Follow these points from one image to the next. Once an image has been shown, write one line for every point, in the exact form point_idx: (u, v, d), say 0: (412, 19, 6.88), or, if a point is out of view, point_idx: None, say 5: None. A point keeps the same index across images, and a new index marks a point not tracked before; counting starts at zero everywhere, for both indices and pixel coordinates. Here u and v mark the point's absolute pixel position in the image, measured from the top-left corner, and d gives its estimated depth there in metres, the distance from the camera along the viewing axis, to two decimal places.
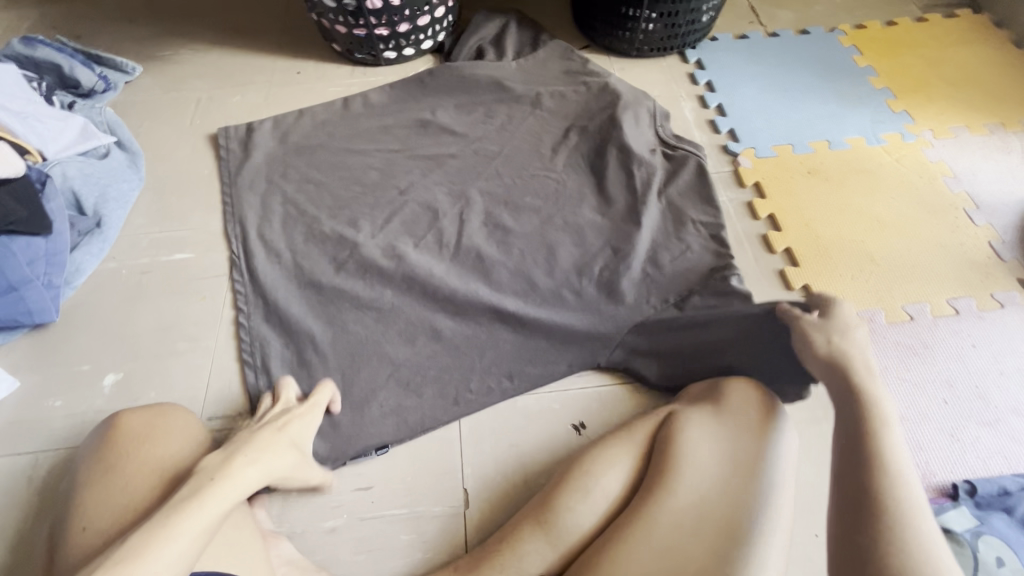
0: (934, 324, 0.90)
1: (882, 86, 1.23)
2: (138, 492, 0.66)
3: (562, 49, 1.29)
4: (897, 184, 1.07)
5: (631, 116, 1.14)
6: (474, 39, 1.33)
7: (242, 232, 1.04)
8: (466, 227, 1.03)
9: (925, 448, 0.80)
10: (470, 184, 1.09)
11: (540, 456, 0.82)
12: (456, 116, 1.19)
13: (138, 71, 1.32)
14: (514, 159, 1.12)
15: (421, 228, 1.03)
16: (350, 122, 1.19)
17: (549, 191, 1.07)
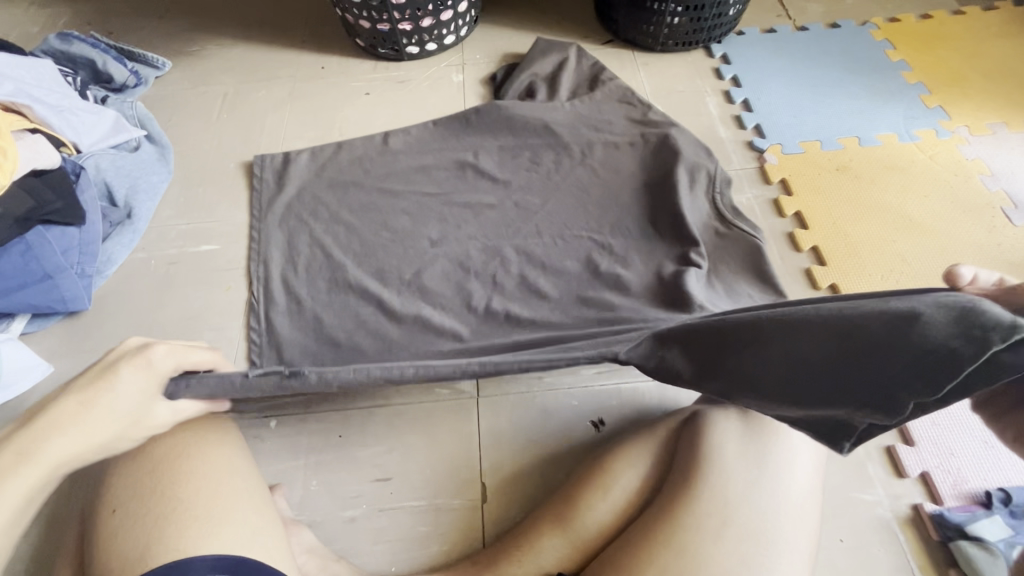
0: None
1: (916, 81, 1.19)
2: (165, 475, 0.67)
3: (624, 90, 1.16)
4: (930, 182, 1.04)
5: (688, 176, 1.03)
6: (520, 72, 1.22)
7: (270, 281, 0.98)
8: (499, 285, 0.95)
9: (956, 454, 0.77)
10: (506, 239, 1.00)
11: (559, 452, 0.82)
12: (499, 160, 1.10)
13: (167, 66, 1.35)
14: (551, 216, 1.02)
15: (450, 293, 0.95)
16: (387, 160, 1.11)
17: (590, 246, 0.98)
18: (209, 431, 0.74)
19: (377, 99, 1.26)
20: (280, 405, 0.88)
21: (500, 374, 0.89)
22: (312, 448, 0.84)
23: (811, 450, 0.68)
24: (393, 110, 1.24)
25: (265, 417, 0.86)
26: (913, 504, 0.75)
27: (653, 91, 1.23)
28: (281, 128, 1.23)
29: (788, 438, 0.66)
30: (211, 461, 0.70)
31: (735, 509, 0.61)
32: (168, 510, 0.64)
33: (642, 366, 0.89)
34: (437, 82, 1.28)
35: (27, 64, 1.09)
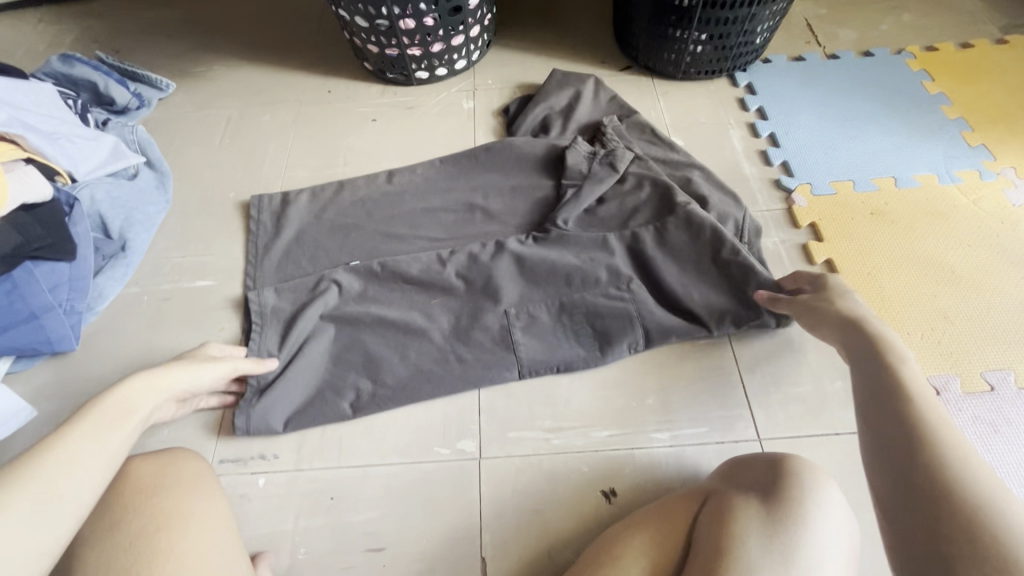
0: (1019, 397, 0.80)
1: (956, 116, 1.12)
2: (141, 548, 0.63)
3: (644, 125, 1.10)
4: (974, 229, 0.96)
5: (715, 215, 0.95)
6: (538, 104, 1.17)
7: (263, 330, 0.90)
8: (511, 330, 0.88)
9: None
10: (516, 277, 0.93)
11: (565, 525, 0.76)
12: (511, 202, 1.04)
13: (171, 87, 1.31)
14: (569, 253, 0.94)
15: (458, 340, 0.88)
16: (392, 201, 1.06)
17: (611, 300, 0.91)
18: (196, 497, 0.70)
19: (384, 126, 1.21)
20: (270, 462, 0.82)
21: (505, 434, 0.83)
22: (302, 512, 0.78)
23: (846, 546, 0.60)
24: (400, 138, 1.19)
25: (254, 474, 0.81)
26: None
27: (673, 123, 1.17)
28: (283, 155, 1.18)
29: (817, 530, 0.59)
30: (190, 534, 0.65)
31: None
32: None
33: (658, 430, 0.82)
34: (447, 109, 1.23)
35: (26, 88, 1.06)
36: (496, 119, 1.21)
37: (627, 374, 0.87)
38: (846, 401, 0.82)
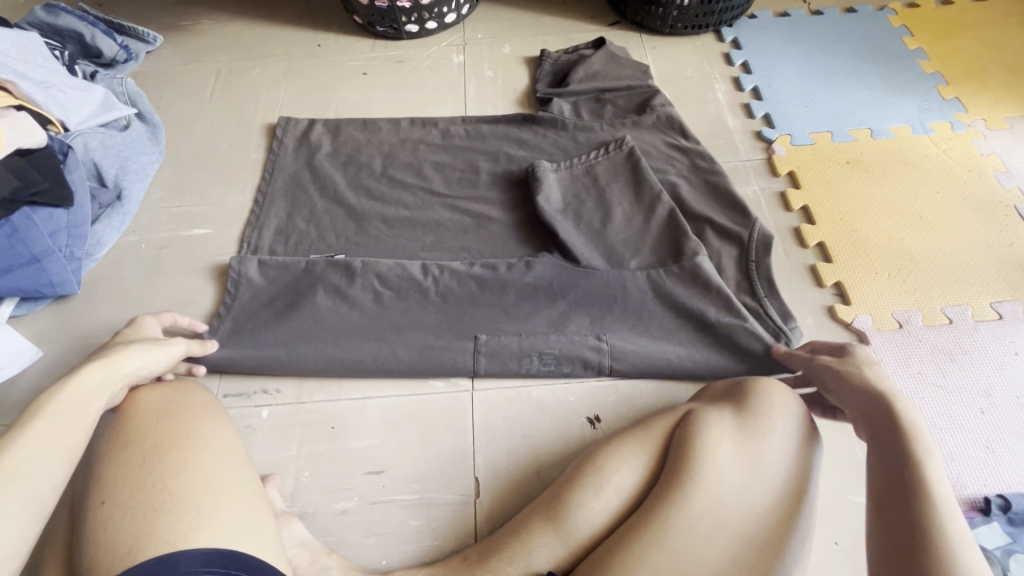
0: (975, 330, 0.85)
1: (932, 71, 1.15)
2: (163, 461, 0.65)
3: (678, 149, 1.04)
4: (943, 178, 1.01)
5: (731, 200, 0.96)
6: (571, 53, 1.22)
7: (232, 300, 0.91)
8: (471, 236, 0.97)
9: (955, 459, 0.76)
10: (485, 336, 0.86)
11: (551, 448, 0.81)
12: (529, 154, 1.06)
13: (158, 41, 1.31)
14: (548, 290, 0.88)
15: (458, 244, 0.96)
16: (409, 149, 1.07)
17: (466, 236, 0.97)
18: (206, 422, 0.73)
19: (375, 79, 1.23)
20: (272, 396, 0.87)
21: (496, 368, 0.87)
22: (305, 439, 0.83)
23: (805, 447, 0.67)
24: (390, 93, 1.20)
25: (258, 407, 0.86)
26: None
27: (660, 77, 1.19)
28: (276, 107, 1.20)
29: (781, 437, 0.66)
30: (202, 452, 0.67)
31: (720, 505, 0.61)
32: (170, 497, 0.62)
33: None
34: (438, 63, 1.24)
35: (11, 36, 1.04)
36: (486, 72, 1.22)
37: (623, 331, 0.86)
38: (815, 334, 0.87)
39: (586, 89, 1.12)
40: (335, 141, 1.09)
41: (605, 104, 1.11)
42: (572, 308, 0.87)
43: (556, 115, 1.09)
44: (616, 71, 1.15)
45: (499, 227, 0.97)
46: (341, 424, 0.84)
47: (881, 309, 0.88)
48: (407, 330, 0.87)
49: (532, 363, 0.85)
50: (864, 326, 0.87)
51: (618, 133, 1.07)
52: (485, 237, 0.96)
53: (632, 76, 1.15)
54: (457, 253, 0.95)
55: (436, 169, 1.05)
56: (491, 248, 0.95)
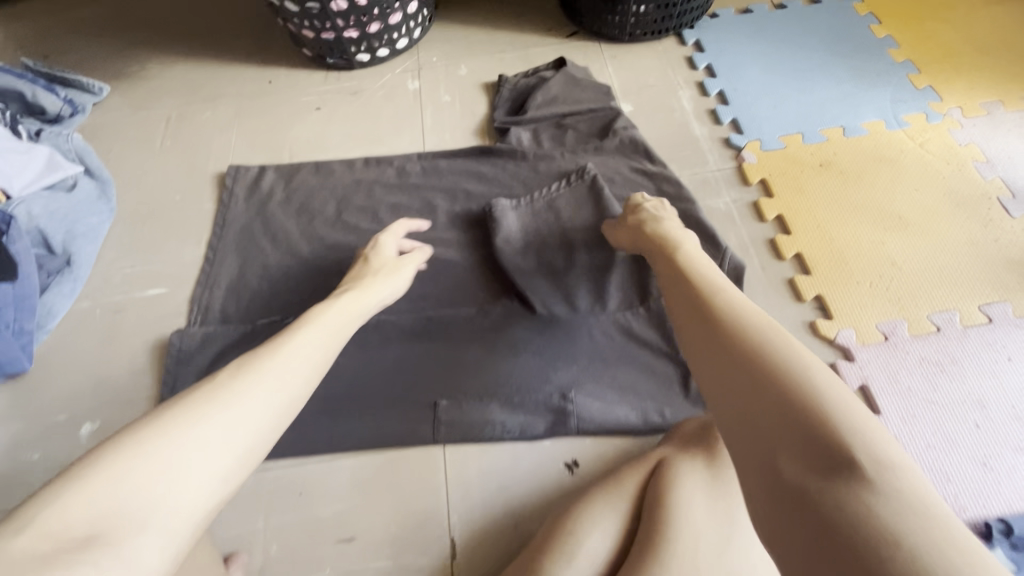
0: (964, 336, 0.81)
1: (904, 59, 1.11)
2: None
3: (643, 174, 1.00)
4: (921, 174, 0.96)
5: (699, 226, 0.92)
6: (529, 76, 1.17)
7: (175, 377, 0.89)
8: (429, 284, 0.93)
9: (953, 480, 0.72)
10: (445, 401, 0.83)
11: (528, 500, 0.77)
12: (489, 189, 1.03)
13: (105, 90, 1.27)
14: (509, 339, 0.87)
15: (415, 291, 0.93)
16: (364, 192, 1.05)
17: (426, 283, 0.94)
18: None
19: (329, 113, 1.18)
20: None
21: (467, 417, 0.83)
22: (272, 509, 0.79)
23: None
24: (345, 127, 1.16)
25: None
26: None
27: (622, 87, 1.15)
28: (229, 151, 1.16)
29: None
30: None
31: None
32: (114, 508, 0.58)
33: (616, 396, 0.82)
34: (392, 91, 1.20)
35: None
36: (443, 97, 1.18)
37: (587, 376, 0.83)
38: None
39: (545, 115, 1.08)
40: (287, 188, 1.07)
41: (566, 130, 1.07)
42: (533, 362, 0.85)
43: (514, 146, 1.06)
44: (575, 93, 1.11)
45: (460, 272, 0.94)
46: (310, 488, 0.81)
47: (865, 323, 0.84)
48: (366, 391, 0.86)
49: (494, 428, 0.81)
50: (848, 342, 0.82)
51: (579, 160, 1.03)
52: (445, 283, 0.93)
53: (593, 98, 1.10)
54: (416, 301, 0.92)
55: (390, 215, 1.02)
56: (452, 296, 0.92)
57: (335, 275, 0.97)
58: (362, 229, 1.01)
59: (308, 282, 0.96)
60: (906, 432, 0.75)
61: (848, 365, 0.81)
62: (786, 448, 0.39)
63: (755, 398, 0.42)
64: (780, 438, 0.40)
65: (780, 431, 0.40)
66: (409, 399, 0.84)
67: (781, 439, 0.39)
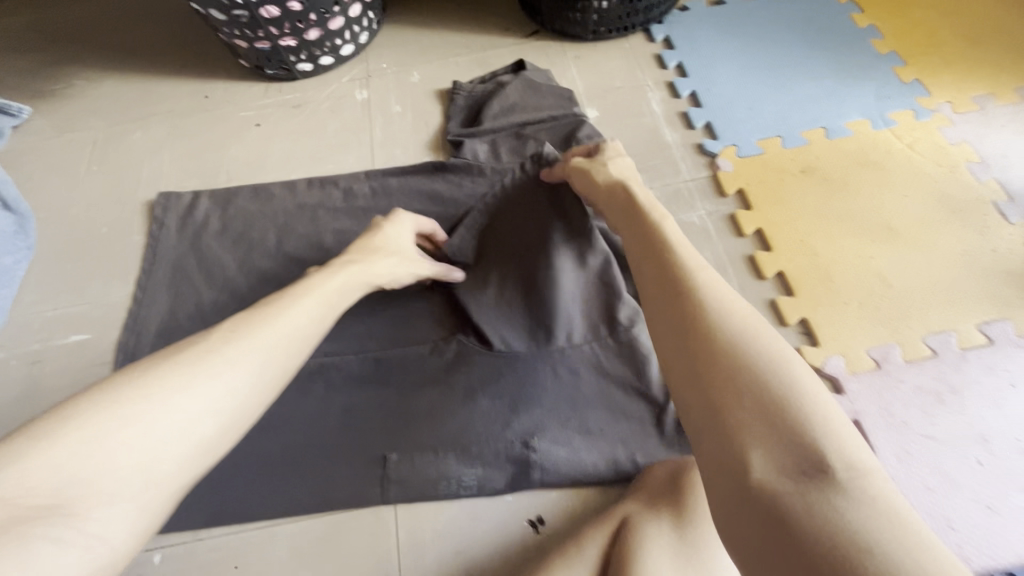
0: (963, 360, 0.74)
1: (888, 51, 1.03)
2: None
3: None
4: (911, 178, 0.89)
5: None
6: (486, 81, 1.08)
7: None
8: (377, 320, 0.85)
9: (954, 527, 0.65)
10: (396, 454, 0.75)
11: (489, 565, 0.69)
12: (443, 209, 0.94)
13: (26, 112, 1.16)
14: (465, 381, 0.78)
15: (362, 328, 0.85)
16: (307, 217, 0.96)
17: (374, 320, 0.85)
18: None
19: (270, 130, 1.09)
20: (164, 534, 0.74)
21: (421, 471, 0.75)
22: None
23: None
24: (287, 144, 1.06)
25: (149, 552, 0.73)
26: None
27: (586, 91, 1.06)
28: (161, 175, 1.06)
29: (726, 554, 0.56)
30: None
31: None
32: None
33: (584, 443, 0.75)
34: (339, 102, 1.11)
35: None
36: (393, 107, 1.09)
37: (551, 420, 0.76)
38: None
39: (503, 125, 0.99)
40: (223, 215, 0.98)
41: (526, 141, 0.98)
42: (491, 405, 0.77)
43: (469, 160, 0.97)
44: (535, 100, 1.02)
45: (411, 305, 0.86)
46: (246, 559, 0.72)
47: (855, 349, 0.76)
48: (309, 444, 0.77)
49: (449, 484, 0.73)
50: (837, 371, 0.75)
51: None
52: (395, 319, 0.85)
53: (555, 105, 1.01)
54: (362, 340, 0.84)
55: (336, 243, 0.93)
56: (402, 332, 0.84)
57: None
58: (305, 259, 0.92)
59: None
60: (903, 473, 0.68)
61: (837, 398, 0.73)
62: (759, 445, 0.38)
63: (730, 387, 0.41)
64: (755, 434, 0.39)
65: (758, 427, 0.39)
66: (355, 451, 0.76)
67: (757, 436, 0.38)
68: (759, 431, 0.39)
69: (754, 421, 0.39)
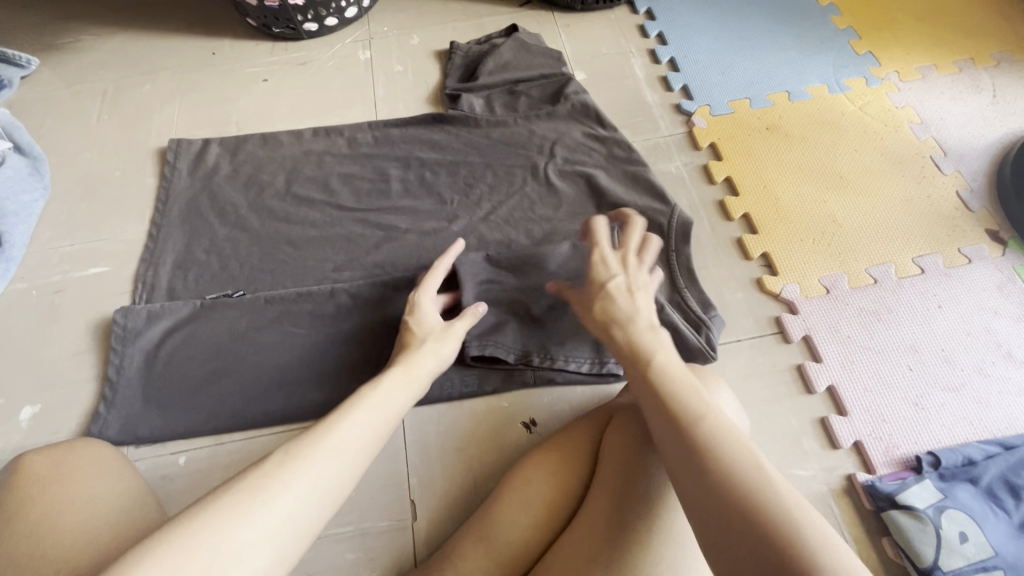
0: (899, 286, 0.86)
1: (845, 27, 1.14)
2: None
3: (593, 137, 1.01)
4: (861, 136, 1.00)
5: (650, 185, 0.94)
6: (482, 44, 1.16)
7: (120, 357, 0.85)
8: (383, 253, 0.93)
9: (888, 420, 0.76)
10: None
11: (488, 458, 0.78)
12: (443, 155, 1.02)
13: (34, 63, 1.19)
14: None
15: (370, 261, 0.93)
16: (315, 162, 1.03)
17: (382, 252, 0.93)
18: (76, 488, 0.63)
19: (277, 85, 1.15)
20: (187, 440, 0.81)
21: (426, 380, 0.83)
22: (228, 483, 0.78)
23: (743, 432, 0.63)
24: (294, 98, 1.13)
25: (174, 455, 0.80)
26: (847, 475, 0.74)
27: (575, 56, 1.15)
28: (171, 125, 1.11)
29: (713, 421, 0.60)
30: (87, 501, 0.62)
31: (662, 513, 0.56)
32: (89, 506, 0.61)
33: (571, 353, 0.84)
34: (343, 61, 1.17)
35: None
36: (395, 67, 1.16)
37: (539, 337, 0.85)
38: (745, 309, 0.86)
39: (497, 82, 1.08)
40: (234, 161, 1.04)
41: (519, 96, 1.07)
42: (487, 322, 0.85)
43: (466, 112, 1.05)
44: (527, 60, 1.11)
45: (415, 241, 0.94)
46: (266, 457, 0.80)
47: (808, 278, 0.87)
48: (322, 359, 0.85)
49: (450, 391, 0.82)
50: (792, 296, 0.86)
51: (532, 126, 1.03)
52: (400, 253, 0.93)
53: (544, 65, 1.10)
54: (371, 271, 0.92)
55: (343, 185, 1.00)
56: (407, 264, 0.92)
57: (286, 247, 0.95)
58: (312, 198, 0.99)
59: (256, 253, 0.94)
60: (845, 378, 0.79)
61: (791, 318, 0.84)
62: (721, 531, 0.38)
63: (687, 463, 0.42)
64: (713, 519, 0.39)
65: (716, 513, 0.39)
66: (365, 366, 0.84)
67: (715, 519, 0.39)
68: (718, 509, 0.39)
69: (716, 500, 0.39)
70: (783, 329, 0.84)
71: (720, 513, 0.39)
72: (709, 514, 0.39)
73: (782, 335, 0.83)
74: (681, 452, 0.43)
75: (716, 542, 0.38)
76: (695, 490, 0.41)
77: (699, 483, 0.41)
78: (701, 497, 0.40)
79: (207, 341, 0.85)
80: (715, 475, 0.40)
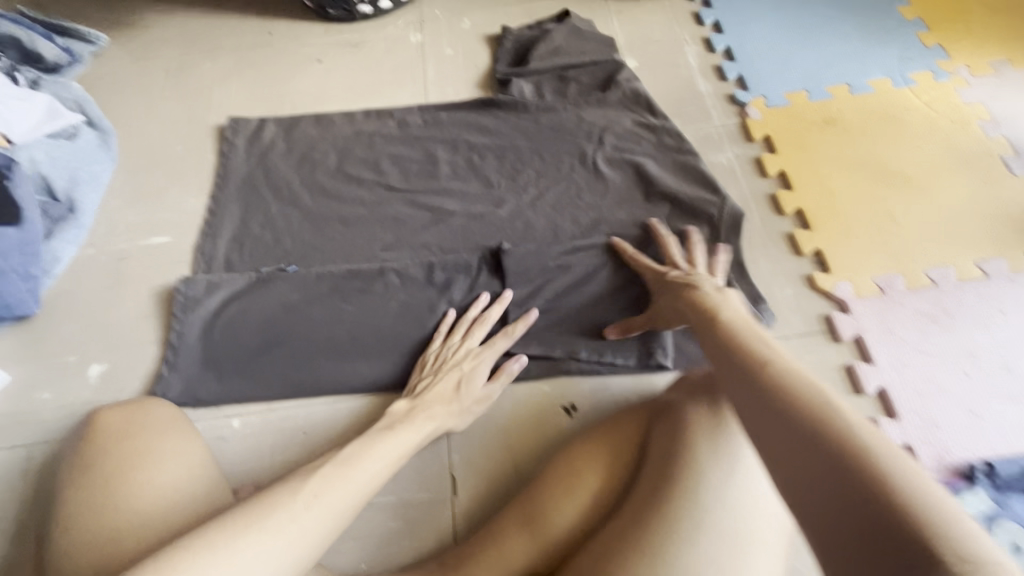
0: (959, 290, 0.83)
1: (913, 17, 1.09)
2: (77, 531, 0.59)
3: (643, 125, 1.00)
4: (925, 131, 0.96)
5: (701, 176, 0.93)
6: (533, 28, 1.15)
7: (181, 323, 0.89)
8: (430, 234, 0.95)
9: (941, 426, 0.74)
10: None
11: (528, 440, 0.80)
12: (492, 139, 1.03)
13: (103, 40, 1.25)
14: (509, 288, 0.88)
15: (418, 241, 0.95)
16: (366, 143, 1.05)
17: (429, 233, 0.95)
18: (158, 444, 0.66)
19: (330, 66, 1.17)
20: (241, 404, 0.85)
21: None
22: (278, 448, 0.82)
23: None
24: (346, 79, 1.15)
25: (228, 418, 0.84)
26: None
27: (627, 42, 1.13)
28: (229, 103, 1.15)
29: None
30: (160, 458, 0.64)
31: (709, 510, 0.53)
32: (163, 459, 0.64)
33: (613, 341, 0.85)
34: (395, 44, 1.19)
35: None
36: (446, 50, 1.17)
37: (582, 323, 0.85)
38: (795, 305, 0.84)
39: (548, 67, 1.07)
40: (289, 139, 1.07)
41: (569, 82, 1.06)
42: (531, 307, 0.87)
43: (516, 97, 1.05)
44: (578, 46, 1.10)
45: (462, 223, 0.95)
46: (314, 426, 0.83)
47: (863, 277, 0.84)
48: (369, 335, 0.87)
49: None
50: (845, 294, 0.84)
51: (582, 112, 1.03)
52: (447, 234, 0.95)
53: (595, 51, 1.09)
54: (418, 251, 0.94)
55: (392, 166, 1.02)
56: (453, 246, 0.94)
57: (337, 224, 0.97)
58: (363, 178, 1.01)
59: (309, 230, 0.97)
60: (897, 380, 0.77)
61: (843, 317, 0.82)
62: (836, 498, 0.34)
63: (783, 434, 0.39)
64: (826, 488, 0.35)
65: (826, 478, 0.35)
66: (410, 343, 0.86)
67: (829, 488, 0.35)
68: (826, 474, 0.35)
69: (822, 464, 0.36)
70: (833, 327, 0.82)
71: (831, 481, 0.35)
72: (819, 483, 0.36)
73: (832, 334, 0.82)
74: (774, 422, 0.40)
75: (830, 516, 0.34)
76: (797, 463, 0.37)
77: (802, 454, 0.37)
78: (802, 466, 0.37)
79: (262, 312, 0.89)
80: (823, 443, 0.37)
